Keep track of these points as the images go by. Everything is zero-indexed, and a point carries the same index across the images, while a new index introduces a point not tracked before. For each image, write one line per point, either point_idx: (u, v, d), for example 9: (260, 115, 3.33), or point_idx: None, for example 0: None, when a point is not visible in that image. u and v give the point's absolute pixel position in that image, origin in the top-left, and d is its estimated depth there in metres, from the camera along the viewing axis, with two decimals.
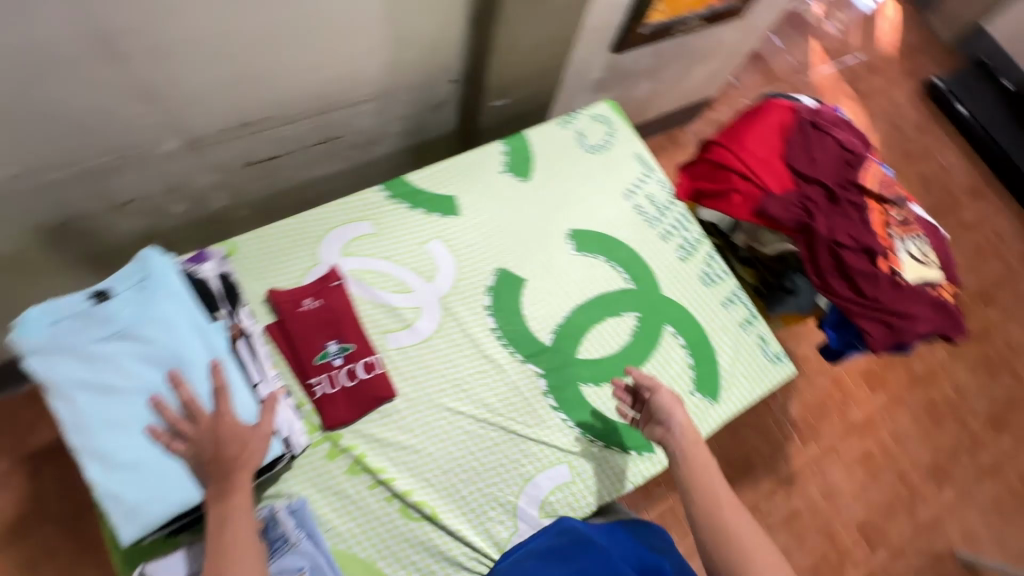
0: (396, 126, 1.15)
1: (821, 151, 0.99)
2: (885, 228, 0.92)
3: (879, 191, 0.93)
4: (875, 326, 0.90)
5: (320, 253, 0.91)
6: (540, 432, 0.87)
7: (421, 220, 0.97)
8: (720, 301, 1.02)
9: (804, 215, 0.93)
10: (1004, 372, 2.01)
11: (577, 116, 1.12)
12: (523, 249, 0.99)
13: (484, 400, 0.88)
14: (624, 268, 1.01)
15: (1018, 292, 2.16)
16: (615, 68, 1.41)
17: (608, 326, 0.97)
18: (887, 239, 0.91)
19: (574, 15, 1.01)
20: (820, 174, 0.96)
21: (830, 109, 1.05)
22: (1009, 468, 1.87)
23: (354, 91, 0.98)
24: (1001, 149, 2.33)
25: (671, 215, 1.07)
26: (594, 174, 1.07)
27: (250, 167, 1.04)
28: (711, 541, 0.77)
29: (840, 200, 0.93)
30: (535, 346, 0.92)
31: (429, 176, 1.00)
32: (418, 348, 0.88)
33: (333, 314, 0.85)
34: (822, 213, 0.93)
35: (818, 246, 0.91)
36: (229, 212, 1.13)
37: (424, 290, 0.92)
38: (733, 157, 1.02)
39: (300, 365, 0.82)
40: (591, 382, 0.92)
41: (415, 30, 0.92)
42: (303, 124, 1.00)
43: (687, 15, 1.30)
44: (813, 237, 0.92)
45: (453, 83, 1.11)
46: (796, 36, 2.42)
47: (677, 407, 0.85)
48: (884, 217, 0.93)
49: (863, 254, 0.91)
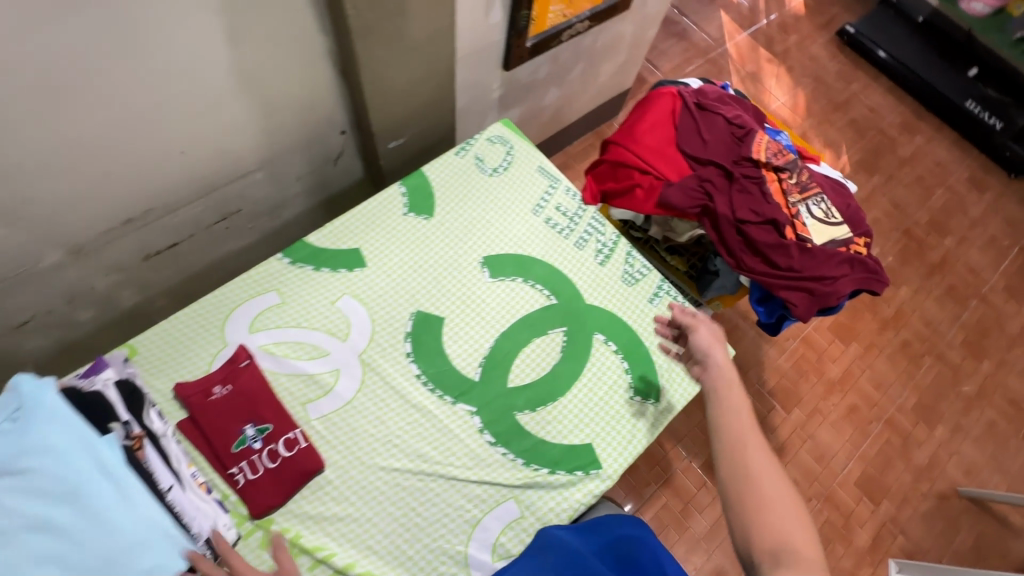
0: (297, 187, 1.13)
1: (712, 130, 0.98)
2: (786, 195, 0.91)
3: (772, 160, 0.92)
4: (797, 295, 0.88)
5: (226, 335, 0.88)
6: (481, 473, 0.85)
7: (327, 280, 0.95)
8: (646, 298, 1.01)
9: (704, 199, 0.92)
10: (971, 298, 2.01)
11: (473, 141, 1.11)
12: (437, 287, 0.97)
13: (418, 451, 0.85)
14: (543, 285, 0.99)
15: (968, 216, 2.17)
16: (515, 83, 1.41)
17: (536, 348, 0.94)
18: (790, 205, 0.90)
19: (445, 46, 1.01)
20: (714, 154, 0.95)
21: (714, 86, 1.04)
22: (995, 393, 1.86)
23: (238, 164, 0.96)
24: (924, 81, 2.36)
25: (584, 220, 1.06)
26: (498, 196, 1.06)
27: (151, 259, 1.01)
28: (735, 481, 0.69)
29: (737, 176, 0.92)
30: (463, 384, 0.90)
31: (330, 233, 0.98)
32: (342, 412, 0.86)
33: (245, 396, 0.83)
34: (721, 192, 0.92)
35: (722, 226, 0.91)
36: (145, 306, 1.10)
37: (340, 351, 0.90)
38: (629, 153, 1.01)
39: (218, 456, 0.80)
40: (526, 409, 0.90)
41: (283, 93, 0.91)
42: (194, 206, 0.98)
43: (570, 21, 1.30)
44: (716, 219, 0.91)
45: (343, 134, 1.09)
46: (704, 11, 2.45)
47: (714, 346, 0.86)
48: (783, 185, 0.92)
49: (769, 226, 0.89)
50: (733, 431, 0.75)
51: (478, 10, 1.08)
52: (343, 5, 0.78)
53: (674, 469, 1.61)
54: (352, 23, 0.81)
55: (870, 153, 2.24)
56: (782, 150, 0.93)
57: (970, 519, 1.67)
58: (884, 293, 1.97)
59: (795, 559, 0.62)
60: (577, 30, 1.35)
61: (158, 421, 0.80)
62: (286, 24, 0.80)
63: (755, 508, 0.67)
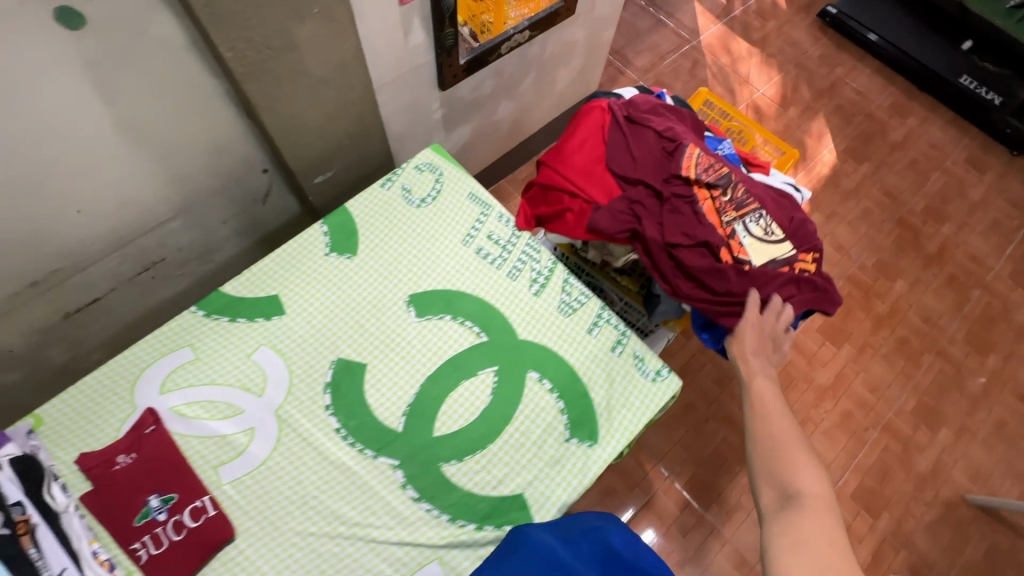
0: (225, 230, 1.10)
1: (641, 146, 0.91)
2: (721, 213, 0.83)
3: (703, 176, 0.84)
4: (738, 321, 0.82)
5: (134, 398, 0.84)
6: (402, 533, 0.80)
7: (243, 331, 0.90)
8: (585, 328, 0.94)
9: (633, 223, 0.86)
10: (973, 288, 1.89)
11: (401, 171, 1.05)
12: (360, 331, 0.92)
13: (336, 512, 0.80)
14: (474, 321, 0.94)
15: (968, 200, 2.04)
16: (458, 101, 1.35)
17: (465, 391, 0.89)
18: (725, 224, 0.83)
19: (358, 76, 0.95)
20: (643, 172, 0.88)
21: (646, 96, 0.97)
22: (1003, 389, 1.75)
23: (147, 215, 0.93)
24: (914, 59, 2.23)
25: (518, 248, 0.99)
26: (426, 228, 1.00)
27: (72, 317, 0.98)
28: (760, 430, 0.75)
29: (668, 196, 0.85)
30: (386, 436, 0.85)
31: (247, 280, 0.94)
32: (255, 474, 0.82)
33: (152, 464, 0.79)
34: (651, 215, 0.85)
35: (653, 252, 0.84)
36: (80, 362, 1.08)
37: (256, 408, 0.86)
38: (557, 175, 0.94)
39: (120, 531, 0.76)
40: (453, 459, 0.85)
41: (184, 140, 0.87)
42: (108, 261, 0.94)
43: (506, 33, 1.23)
44: (647, 244, 0.85)
45: (266, 172, 1.05)
46: (677, 4, 2.36)
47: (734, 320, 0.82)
48: (718, 203, 0.84)
49: (703, 248, 0.82)
50: (767, 402, 0.77)
51: (395, 35, 1.02)
52: (219, 50, 0.73)
53: (655, 489, 1.55)
54: (233, 66, 0.76)
55: (858, 140, 2.13)
56: (715, 164, 0.86)
57: (980, 529, 1.57)
58: (877, 289, 1.86)
59: (805, 506, 0.66)
60: (517, 42, 1.28)
61: (60, 497, 0.75)
62: (165, 74, 0.76)
63: (769, 462, 0.71)
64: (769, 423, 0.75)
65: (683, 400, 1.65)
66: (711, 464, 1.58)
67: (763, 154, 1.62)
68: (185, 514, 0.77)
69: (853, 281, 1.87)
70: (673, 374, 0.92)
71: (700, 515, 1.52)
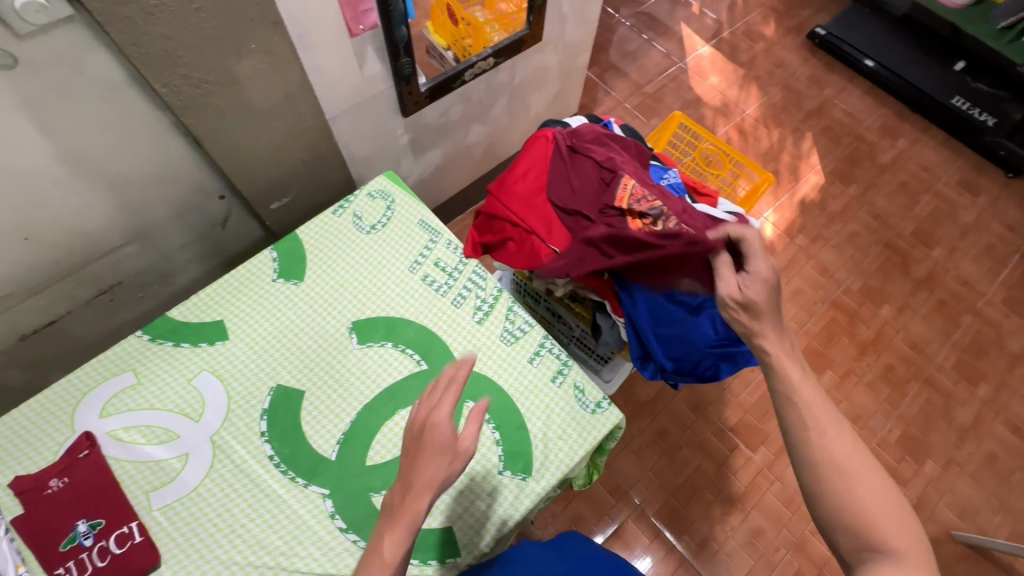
0: (184, 254, 1.12)
1: (582, 178, 0.90)
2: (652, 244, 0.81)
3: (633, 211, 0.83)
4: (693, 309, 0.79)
5: (73, 422, 0.86)
6: (326, 564, 0.79)
7: (185, 357, 0.92)
8: (526, 357, 0.94)
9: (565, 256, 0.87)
10: (964, 314, 1.84)
11: (353, 198, 1.06)
12: (301, 358, 0.93)
13: (262, 542, 0.80)
14: (414, 349, 0.94)
15: (960, 223, 1.99)
16: (425, 127, 1.37)
17: (400, 420, 0.89)
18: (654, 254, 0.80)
19: (306, 106, 0.98)
20: (580, 205, 0.88)
21: (592, 126, 0.97)
22: (993, 421, 1.68)
23: (98, 240, 0.96)
24: (905, 79, 2.20)
25: (463, 275, 1.00)
26: (374, 255, 1.01)
27: (29, 339, 1.01)
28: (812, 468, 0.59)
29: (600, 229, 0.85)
30: (318, 465, 0.85)
31: (193, 305, 0.95)
32: (184, 501, 0.82)
33: (82, 490, 0.80)
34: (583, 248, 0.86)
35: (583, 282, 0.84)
36: (39, 381, 1.10)
37: (191, 433, 0.86)
38: (498, 205, 0.94)
39: (45, 555, 0.77)
40: (383, 489, 0.84)
41: (132, 169, 0.90)
42: (62, 285, 0.98)
43: (471, 59, 1.24)
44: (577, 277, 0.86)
45: (223, 198, 1.08)
46: (663, 26, 2.38)
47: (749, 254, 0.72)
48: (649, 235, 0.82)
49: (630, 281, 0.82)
50: (817, 418, 0.61)
51: (349, 65, 1.03)
52: (153, 85, 0.77)
53: (625, 518, 1.51)
54: (170, 100, 0.80)
55: (846, 162, 2.10)
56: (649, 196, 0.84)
57: (968, 568, 1.50)
58: (862, 314, 1.82)
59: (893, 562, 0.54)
60: (482, 69, 1.29)
61: None
62: (105, 109, 0.79)
63: (847, 514, 0.56)
64: (828, 449, 0.59)
65: (658, 426, 1.62)
66: (683, 493, 1.54)
67: (735, 185, 1.60)
68: (112, 540, 0.78)
69: (837, 305, 1.83)
70: (614, 405, 0.91)
71: (671, 546, 1.49)
